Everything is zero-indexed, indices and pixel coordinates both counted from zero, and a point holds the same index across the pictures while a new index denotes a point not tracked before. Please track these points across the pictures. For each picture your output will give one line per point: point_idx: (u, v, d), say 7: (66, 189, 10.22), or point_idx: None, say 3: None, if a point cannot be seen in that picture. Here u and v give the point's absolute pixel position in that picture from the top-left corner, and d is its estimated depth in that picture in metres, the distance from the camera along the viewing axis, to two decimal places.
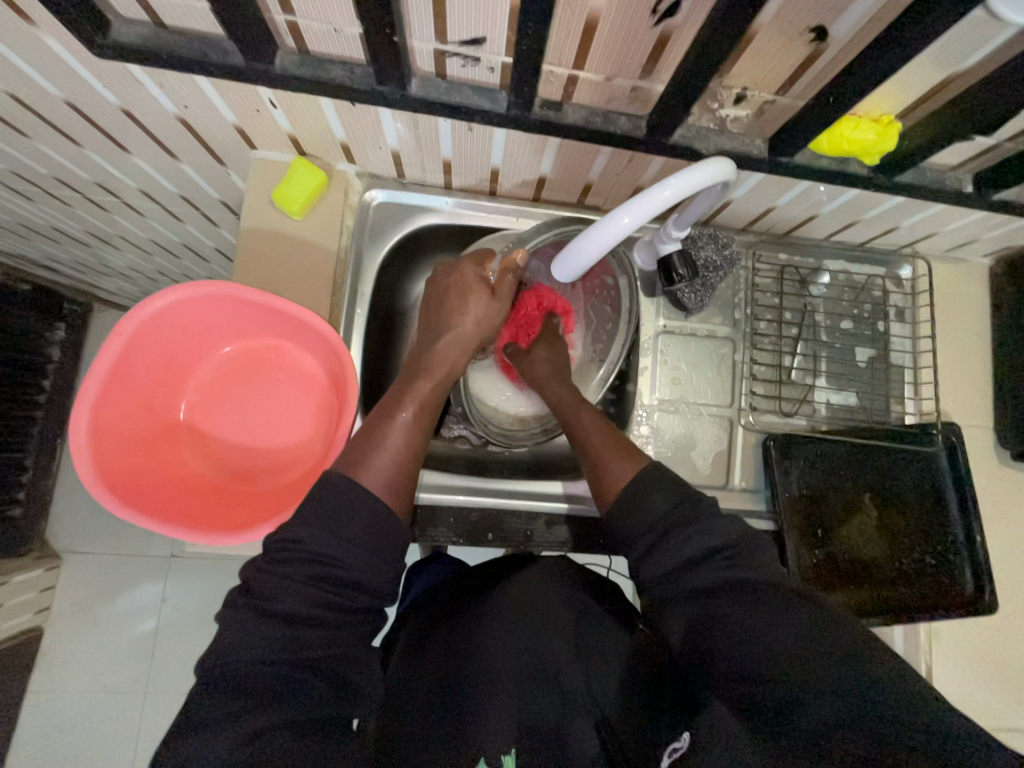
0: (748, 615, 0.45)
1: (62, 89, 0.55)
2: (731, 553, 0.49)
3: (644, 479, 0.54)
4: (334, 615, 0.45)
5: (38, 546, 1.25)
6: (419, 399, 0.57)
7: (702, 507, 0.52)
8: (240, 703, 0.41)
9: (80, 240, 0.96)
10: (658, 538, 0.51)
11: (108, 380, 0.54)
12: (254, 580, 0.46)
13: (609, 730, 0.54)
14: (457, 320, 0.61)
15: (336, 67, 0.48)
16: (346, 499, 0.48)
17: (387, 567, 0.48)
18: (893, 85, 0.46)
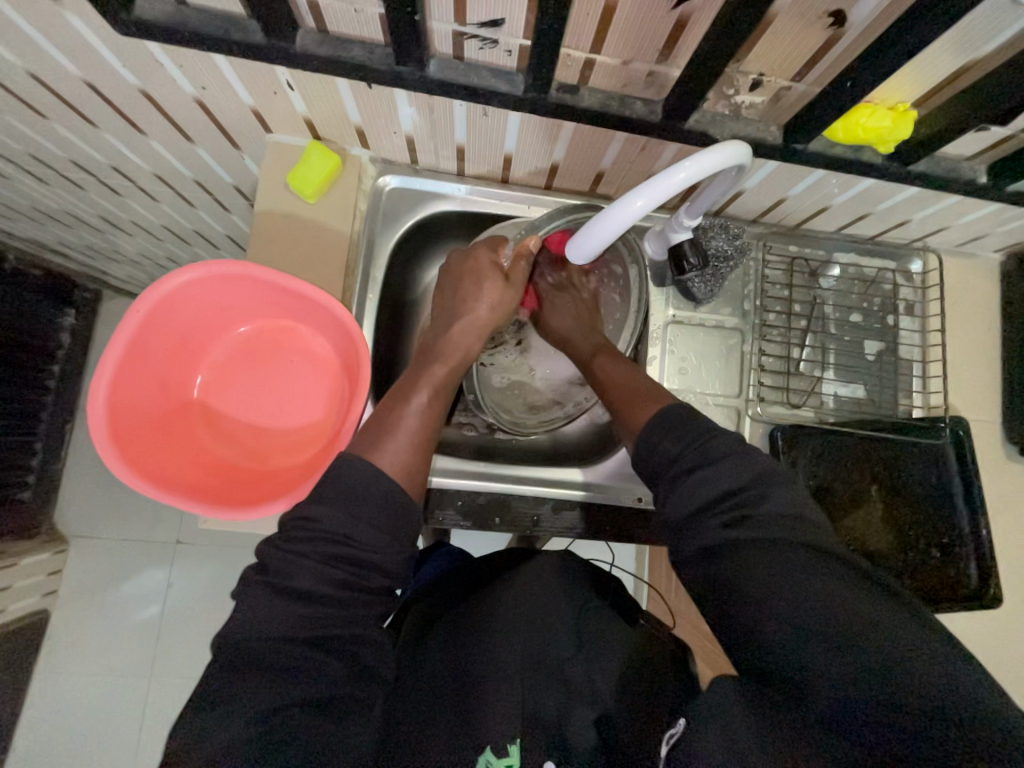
0: (766, 590, 0.42)
1: (81, 68, 0.56)
2: (744, 496, 0.48)
3: (660, 418, 0.56)
4: (346, 594, 0.46)
5: (46, 530, 1.27)
6: (434, 383, 0.59)
7: (717, 450, 0.52)
8: (255, 681, 0.42)
9: (92, 225, 0.97)
10: (675, 480, 0.52)
11: (126, 354, 0.54)
12: (269, 557, 0.46)
13: (610, 725, 0.52)
14: (471, 305, 0.61)
15: (356, 48, 0.49)
16: (361, 479, 0.49)
17: (402, 548, 0.49)
18: (910, 72, 0.46)
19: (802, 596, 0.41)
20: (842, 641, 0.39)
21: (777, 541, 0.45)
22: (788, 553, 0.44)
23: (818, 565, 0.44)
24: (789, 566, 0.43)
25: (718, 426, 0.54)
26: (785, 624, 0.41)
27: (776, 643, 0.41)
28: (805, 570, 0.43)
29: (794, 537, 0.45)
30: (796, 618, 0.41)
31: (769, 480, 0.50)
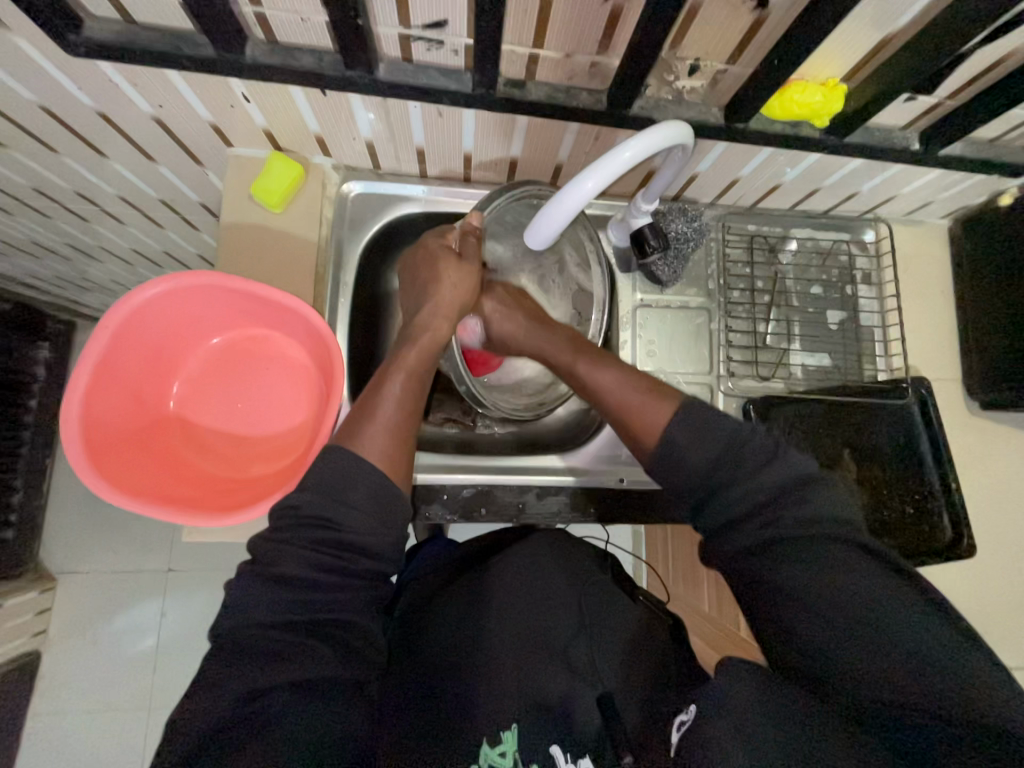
0: (796, 585, 0.45)
1: (36, 93, 0.56)
2: (783, 500, 0.49)
3: (680, 423, 0.54)
4: (338, 579, 0.47)
5: (32, 568, 1.24)
6: (406, 367, 0.59)
7: (756, 462, 0.51)
8: (245, 662, 0.43)
9: (61, 254, 0.97)
10: (711, 491, 0.51)
11: (96, 371, 0.54)
12: (257, 549, 0.48)
13: (611, 705, 0.53)
14: (434, 288, 0.64)
15: (305, 56, 0.50)
16: (344, 469, 0.50)
17: (388, 530, 0.50)
18: (834, 48, 0.49)
19: (836, 586, 0.44)
20: (859, 625, 0.42)
21: (816, 541, 0.46)
22: (824, 549, 0.46)
23: (853, 557, 0.46)
24: (826, 562, 0.45)
25: (745, 434, 0.53)
26: (815, 612, 0.43)
27: (806, 620, 0.43)
28: (841, 561, 0.45)
29: (830, 533, 0.47)
30: (809, 593, 0.44)
31: (812, 482, 0.50)
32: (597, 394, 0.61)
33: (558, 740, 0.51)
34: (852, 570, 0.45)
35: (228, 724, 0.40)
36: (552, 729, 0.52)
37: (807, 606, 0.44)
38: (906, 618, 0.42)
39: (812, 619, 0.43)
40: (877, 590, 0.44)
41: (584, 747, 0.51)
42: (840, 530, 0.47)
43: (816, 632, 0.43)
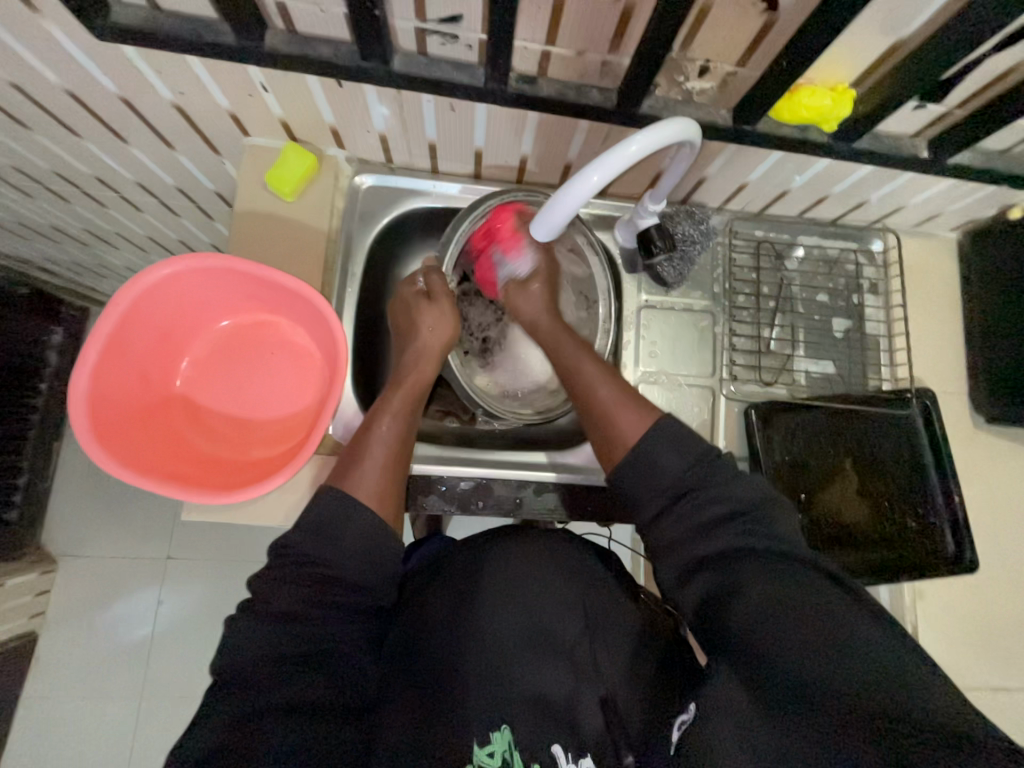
0: (764, 596, 0.45)
1: (63, 78, 0.58)
2: (751, 514, 0.51)
3: (657, 435, 0.55)
4: (329, 614, 0.51)
5: (33, 550, 1.25)
6: (394, 409, 0.63)
7: (720, 478, 0.53)
8: (241, 691, 0.46)
9: (78, 240, 0.99)
10: (677, 500, 0.53)
11: (106, 346, 0.55)
12: (254, 589, 0.51)
13: (611, 708, 0.55)
14: (415, 334, 0.67)
15: (323, 47, 0.51)
16: (336, 508, 0.54)
17: (377, 569, 0.54)
18: (844, 52, 0.49)
19: (811, 610, 0.43)
20: (850, 652, 0.40)
21: (784, 560, 0.47)
22: (788, 568, 0.47)
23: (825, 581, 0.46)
24: (800, 588, 0.45)
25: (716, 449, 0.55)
26: (790, 629, 0.42)
27: (782, 635, 0.42)
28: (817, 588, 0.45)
29: (797, 554, 0.48)
30: (779, 606, 0.43)
31: (774, 502, 0.53)
32: (587, 403, 0.61)
33: (559, 738, 0.52)
34: (815, 592, 0.44)
35: (227, 745, 0.43)
36: (557, 731, 0.53)
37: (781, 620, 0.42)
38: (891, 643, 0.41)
39: (793, 638, 0.41)
40: (864, 614, 0.43)
41: (586, 747, 0.52)
42: (804, 550, 0.49)
43: (790, 650, 0.41)
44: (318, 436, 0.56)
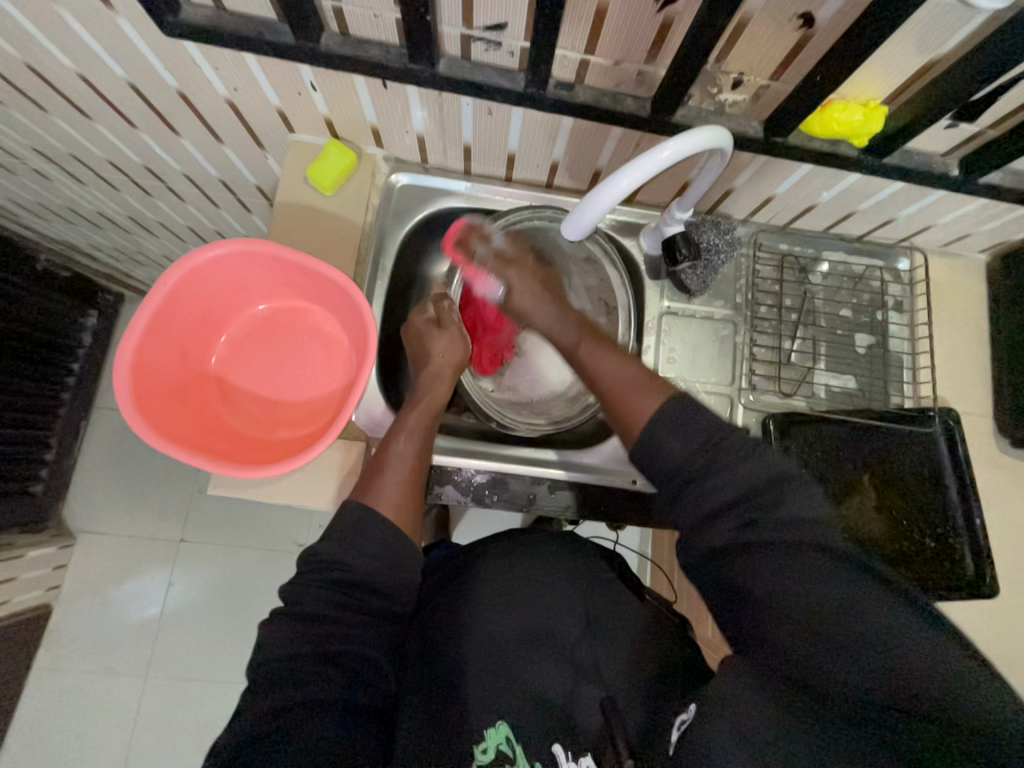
0: (773, 592, 0.44)
1: (128, 71, 0.62)
2: (759, 499, 0.48)
3: (663, 414, 0.54)
4: (349, 614, 0.53)
5: (55, 524, 1.29)
6: (411, 427, 0.64)
7: (727, 461, 0.51)
8: (273, 686, 0.48)
9: (122, 226, 1.04)
10: (686, 485, 0.52)
11: (152, 322, 0.58)
12: (284, 592, 0.54)
13: (612, 708, 0.53)
14: (429, 357, 0.69)
15: (374, 48, 0.54)
16: (358, 520, 0.56)
17: (396, 573, 0.55)
18: (876, 69, 0.50)
19: (822, 610, 0.42)
20: (879, 656, 0.39)
21: (794, 548, 0.45)
22: (797, 555, 0.45)
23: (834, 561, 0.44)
24: (813, 585, 0.43)
25: (724, 431, 0.53)
26: (796, 632, 0.42)
27: (788, 647, 0.42)
28: (836, 578, 0.43)
29: (805, 542, 0.46)
30: (793, 613, 0.42)
31: (786, 483, 0.49)
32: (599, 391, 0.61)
33: (559, 737, 0.51)
34: (833, 583, 0.43)
35: (255, 733, 0.46)
36: (555, 730, 0.52)
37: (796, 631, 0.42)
38: (924, 644, 0.39)
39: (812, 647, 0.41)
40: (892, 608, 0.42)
41: (586, 746, 0.50)
42: (819, 535, 0.46)
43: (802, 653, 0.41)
44: (343, 421, 0.57)
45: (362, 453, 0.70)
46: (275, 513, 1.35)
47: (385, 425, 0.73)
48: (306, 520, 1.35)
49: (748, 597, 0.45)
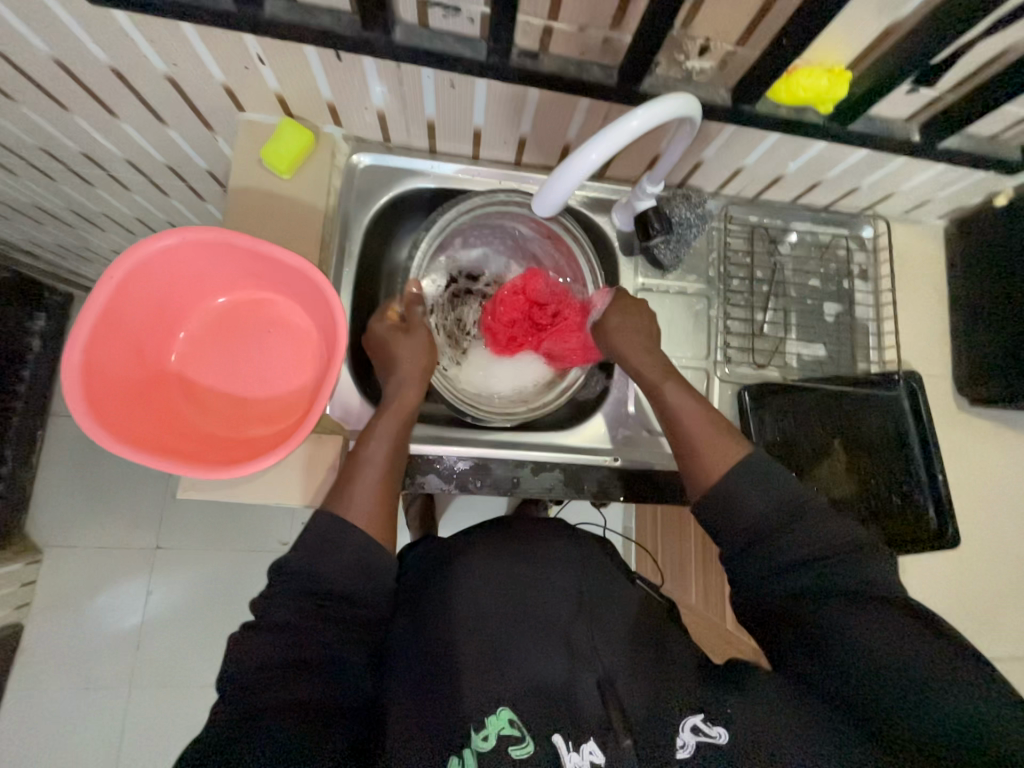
0: (845, 644, 0.48)
1: (51, 45, 0.56)
2: (835, 558, 0.53)
3: (741, 472, 0.58)
4: (323, 623, 0.52)
5: (18, 540, 1.23)
6: (382, 434, 0.63)
7: (804, 520, 0.54)
8: (246, 697, 0.47)
9: (64, 220, 0.97)
10: (761, 541, 0.55)
11: (101, 321, 0.54)
12: (258, 606, 0.52)
13: (610, 688, 0.54)
14: (398, 360, 0.67)
15: (324, 15, 0.51)
16: (329, 530, 0.55)
17: (370, 576, 0.55)
18: (840, 33, 0.50)
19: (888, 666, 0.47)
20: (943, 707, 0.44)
21: (866, 602, 0.50)
22: (866, 608, 0.50)
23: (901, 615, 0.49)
24: (881, 642, 0.48)
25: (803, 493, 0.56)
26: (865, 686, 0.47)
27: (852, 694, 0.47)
28: (900, 631, 0.48)
29: (869, 595, 0.50)
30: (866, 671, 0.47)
31: (858, 544, 0.53)
32: (672, 432, 0.63)
33: (558, 729, 0.51)
34: (897, 637, 0.48)
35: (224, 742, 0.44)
36: (555, 718, 0.52)
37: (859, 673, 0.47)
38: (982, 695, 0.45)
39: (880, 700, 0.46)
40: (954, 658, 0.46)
41: (586, 731, 0.51)
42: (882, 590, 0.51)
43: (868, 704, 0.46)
44: (315, 417, 0.55)
45: (339, 446, 0.68)
46: (255, 514, 1.32)
47: (360, 417, 0.72)
48: (289, 518, 1.32)
49: (816, 644, 0.50)
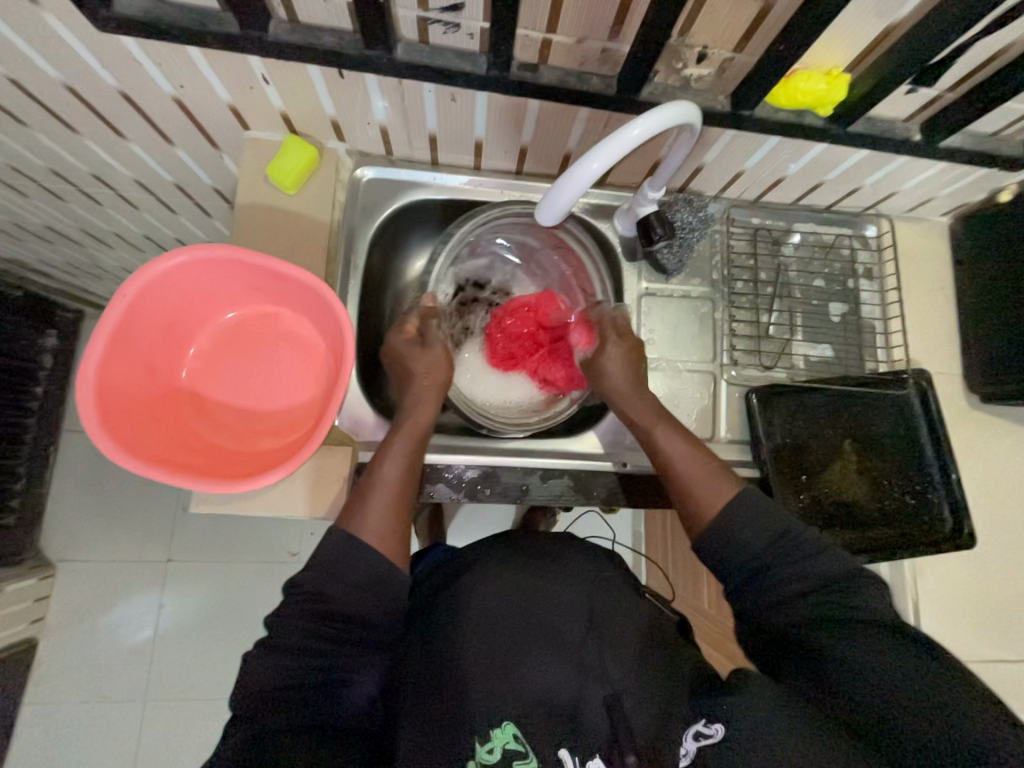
0: (854, 670, 0.47)
1: (62, 71, 0.58)
2: (833, 588, 0.52)
3: (738, 509, 0.57)
4: (334, 644, 0.52)
5: (32, 555, 1.24)
6: (397, 450, 0.62)
7: (800, 554, 0.54)
8: (259, 716, 0.48)
9: (75, 240, 0.98)
10: (761, 573, 0.54)
11: (113, 339, 0.55)
12: (269, 624, 0.52)
13: (618, 709, 0.53)
14: (415, 375, 0.67)
15: (327, 35, 0.52)
16: (345, 548, 0.54)
17: (382, 597, 0.54)
18: (837, 38, 0.51)
19: (892, 689, 0.46)
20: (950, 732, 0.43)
21: (870, 628, 0.49)
22: (868, 633, 0.49)
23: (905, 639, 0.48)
24: (882, 668, 0.47)
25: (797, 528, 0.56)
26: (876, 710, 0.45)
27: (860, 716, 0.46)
28: (907, 659, 0.47)
29: (871, 621, 0.50)
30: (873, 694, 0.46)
31: (857, 572, 0.53)
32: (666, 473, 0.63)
33: (565, 741, 0.51)
34: (900, 664, 0.47)
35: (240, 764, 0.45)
36: (563, 732, 0.52)
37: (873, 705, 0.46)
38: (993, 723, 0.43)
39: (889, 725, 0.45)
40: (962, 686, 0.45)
41: (592, 747, 0.51)
42: (886, 615, 0.50)
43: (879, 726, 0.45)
44: (325, 430, 0.55)
45: (348, 457, 0.68)
46: (265, 526, 1.32)
47: (368, 427, 0.73)
48: (298, 529, 1.33)
49: (826, 670, 0.49)
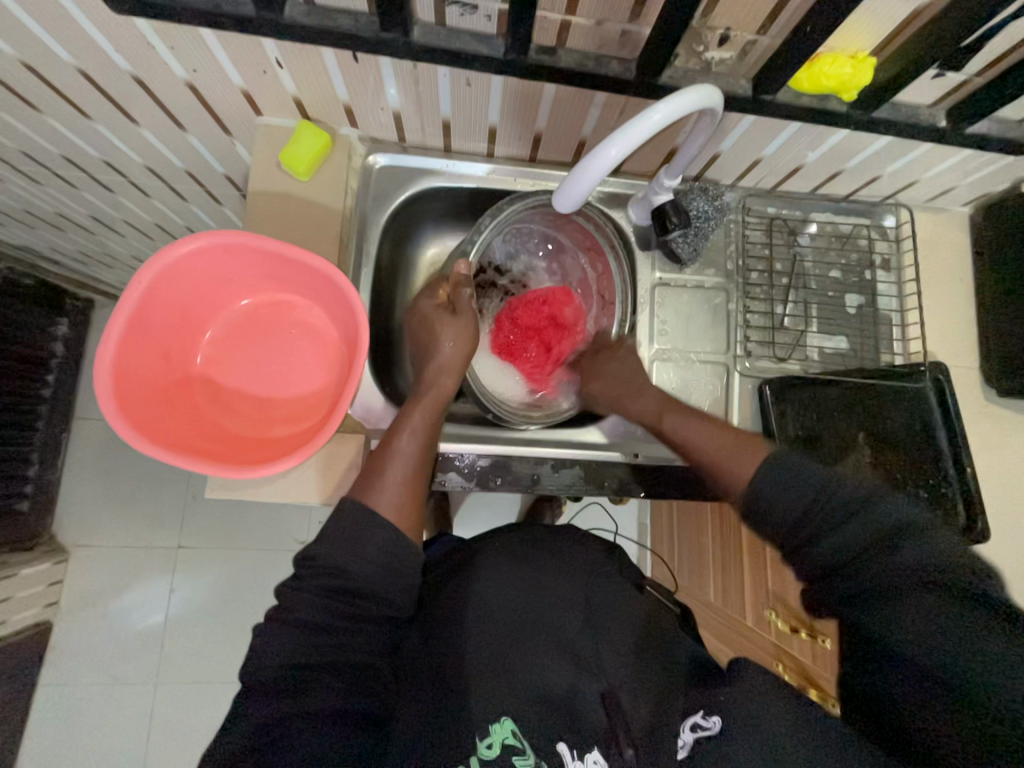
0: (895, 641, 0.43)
1: (75, 55, 0.58)
2: (877, 549, 0.46)
3: (769, 475, 0.53)
4: (346, 623, 0.52)
5: (46, 540, 1.26)
6: (413, 424, 0.63)
7: (836, 521, 0.49)
8: (268, 691, 0.48)
9: (85, 227, 0.99)
10: (796, 545, 0.51)
11: (129, 324, 0.55)
12: (280, 595, 0.53)
13: (612, 703, 0.54)
14: (436, 347, 0.67)
15: (343, 17, 0.51)
16: (359, 521, 0.55)
17: (396, 580, 0.55)
18: (864, 20, 0.49)
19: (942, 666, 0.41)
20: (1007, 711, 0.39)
21: (920, 594, 0.44)
22: (919, 600, 0.43)
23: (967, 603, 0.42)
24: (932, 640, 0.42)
25: (833, 488, 0.50)
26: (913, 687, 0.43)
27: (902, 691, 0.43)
28: (967, 628, 0.41)
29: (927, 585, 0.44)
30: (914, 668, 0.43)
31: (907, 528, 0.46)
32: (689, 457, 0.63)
33: (564, 736, 0.51)
34: (954, 633, 0.41)
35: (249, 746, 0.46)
36: (563, 726, 0.52)
37: (911, 677, 0.43)
38: None
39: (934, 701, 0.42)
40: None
41: (591, 741, 0.51)
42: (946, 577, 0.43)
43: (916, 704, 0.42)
44: (341, 414, 0.56)
45: (359, 444, 0.68)
46: (274, 514, 1.33)
47: (382, 417, 0.72)
48: (306, 517, 1.34)
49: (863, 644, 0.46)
